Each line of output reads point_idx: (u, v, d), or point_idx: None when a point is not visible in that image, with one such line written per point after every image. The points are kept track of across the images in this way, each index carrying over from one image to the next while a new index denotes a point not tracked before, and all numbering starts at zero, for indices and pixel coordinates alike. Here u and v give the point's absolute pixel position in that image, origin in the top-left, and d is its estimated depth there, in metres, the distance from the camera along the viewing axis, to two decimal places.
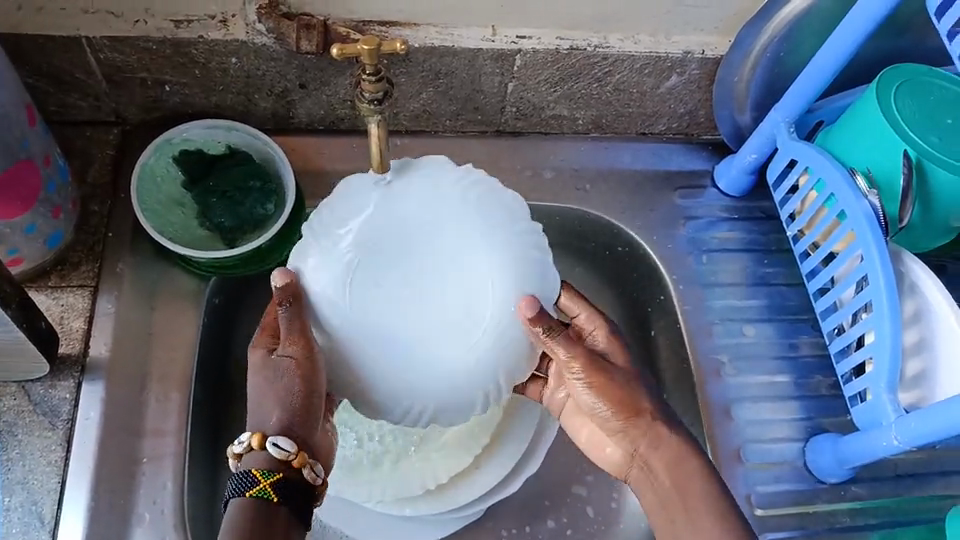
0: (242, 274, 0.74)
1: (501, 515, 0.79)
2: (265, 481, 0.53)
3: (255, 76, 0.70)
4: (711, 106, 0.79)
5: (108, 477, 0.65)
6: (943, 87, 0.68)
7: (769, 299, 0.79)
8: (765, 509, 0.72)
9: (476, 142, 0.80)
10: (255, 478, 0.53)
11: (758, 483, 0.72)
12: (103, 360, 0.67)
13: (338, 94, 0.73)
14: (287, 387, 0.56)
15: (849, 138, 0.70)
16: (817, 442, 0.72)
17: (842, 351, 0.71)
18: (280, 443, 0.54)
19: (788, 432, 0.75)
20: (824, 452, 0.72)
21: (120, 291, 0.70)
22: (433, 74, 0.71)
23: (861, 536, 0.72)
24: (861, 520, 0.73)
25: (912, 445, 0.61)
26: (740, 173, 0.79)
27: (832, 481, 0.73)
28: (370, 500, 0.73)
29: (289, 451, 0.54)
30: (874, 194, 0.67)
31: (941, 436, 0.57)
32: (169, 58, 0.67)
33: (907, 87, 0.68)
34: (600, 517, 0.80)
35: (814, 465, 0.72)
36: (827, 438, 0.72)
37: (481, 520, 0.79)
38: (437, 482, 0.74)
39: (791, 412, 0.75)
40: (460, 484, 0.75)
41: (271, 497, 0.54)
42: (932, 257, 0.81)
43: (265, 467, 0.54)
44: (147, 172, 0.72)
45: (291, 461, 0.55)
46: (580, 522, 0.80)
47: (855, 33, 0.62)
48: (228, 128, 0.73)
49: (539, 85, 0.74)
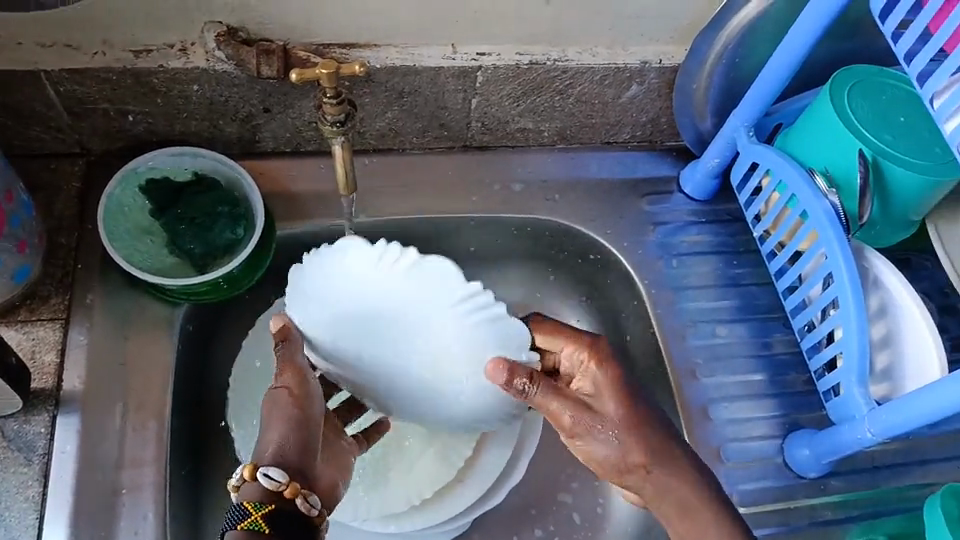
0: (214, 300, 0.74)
1: (488, 527, 0.79)
2: (256, 513, 0.51)
3: (218, 104, 0.70)
4: (672, 113, 0.81)
5: (88, 512, 0.64)
6: (894, 87, 0.70)
7: (740, 300, 0.81)
8: (748, 507, 0.73)
9: (444, 159, 0.80)
10: (247, 510, 0.51)
11: (740, 482, 0.73)
12: (77, 393, 0.66)
13: (303, 117, 0.73)
14: (282, 416, 0.57)
15: (806, 138, 0.71)
16: (794, 439, 0.74)
17: (814, 348, 0.72)
18: (272, 473, 0.53)
19: (765, 430, 0.76)
20: (801, 447, 0.73)
21: (91, 323, 0.69)
22: (397, 93, 0.72)
23: (842, 529, 0.73)
24: (842, 513, 0.74)
25: (885, 436, 0.62)
26: (705, 177, 0.81)
27: (811, 476, 0.74)
28: (356, 519, 0.73)
29: (280, 481, 0.52)
30: (833, 193, 0.69)
31: (912, 426, 0.58)
32: (130, 88, 0.67)
33: (859, 88, 0.70)
34: (587, 524, 0.80)
35: (793, 461, 0.74)
36: (805, 434, 0.73)
37: (467, 533, 0.79)
38: (421, 498, 0.74)
39: (768, 410, 0.76)
40: (446, 497, 0.74)
41: (261, 529, 0.51)
42: (895, 251, 0.84)
43: (256, 499, 0.52)
44: (114, 203, 0.71)
45: (282, 492, 0.53)
46: (566, 529, 0.80)
47: (806, 37, 0.64)
48: (193, 154, 0.72)
49: (502, 100, 0.75)
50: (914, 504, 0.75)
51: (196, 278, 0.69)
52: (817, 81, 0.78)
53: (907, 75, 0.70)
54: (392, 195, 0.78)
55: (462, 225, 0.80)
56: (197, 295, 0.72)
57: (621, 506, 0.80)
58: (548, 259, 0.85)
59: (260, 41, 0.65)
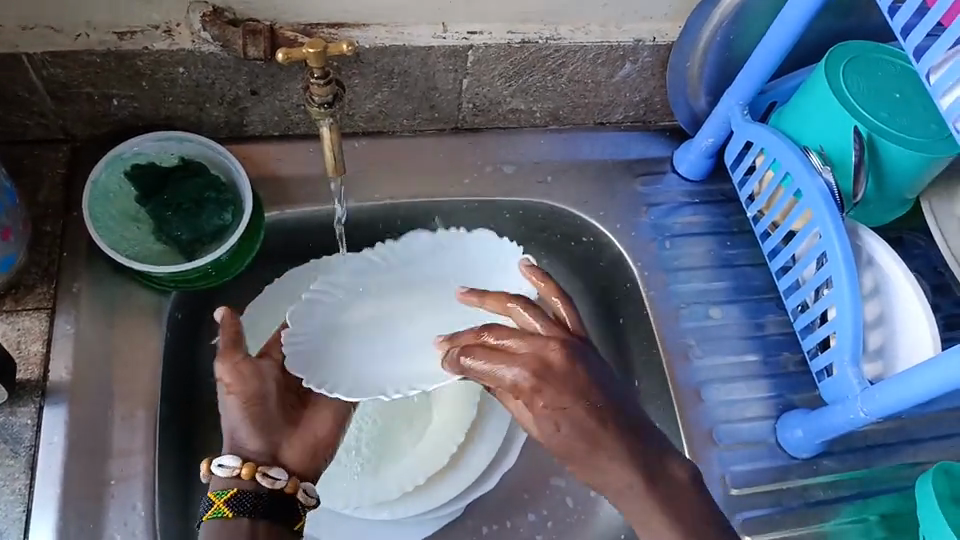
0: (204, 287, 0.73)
1: (482, 512, 0.79)
2: (218, 500, 0.57)
3: (205, 86, 0.68)
4: (666, 93, 0.80)
5: (76, 502, 0.63)
6: (889, 63, 0.70)
7: (734, 280, 0.80)
8: (741, 488, 0.73)
9: (435, 141, 0.80)
10: (209, 500, 0.57)
11: (733, 463, 0.74)
12: (64, 383, 0.65)
13: (292, 99, 0.72)
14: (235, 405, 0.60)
15: (800, 116, 0.71)
16: (788, 419, 0.74)
17: (807, 328, 0.72)
18: (224, 462, 0.58)
19: (759, 410, 0.76)
20: (795, 428, 0.73)
21: (77, 311, 0.68)
22: (387, 74, 0.71)
23: (834, 508, 0.73)
24: (835, 493, 0.74)
25: (878, 415, 0.62)
26: (699, 156, 0.80)
27: (805, 456, 0.74)
28: (348, 506, 0.72)
29: (234, 466, 0.58)
30: (828, 171, 0.69)
31: (906, 405, 0.58)
32: (115, 71, 0.66)
33: (854, 65, 0.69)
34: (580, 507, 0.80)
35: (786, 441, 0.74)
36: (798, 414, 0.73)
37: (461, 518, 0.78)
38: (415, 483, 0.73)
39: (763, 390, 0.76)
40: (439, 483, 0.74)
41: (224, 514, 0.57)
42: (889, 231, 0.83)
43: (220, 488, 0.58)
44: (99, 190, 0.70)
45: (240, 474, 0.58)
46: (560, 512, 0.80)
47: (802, 13, 0.63)
48: (180, 139, 0.71)
49: (494, 80, 0.74)
50: (904, 483, 0.75)
51: (184, 264, 0.68)
52: (811, 59, 0.78)
53: (902, 51, 0.70)
54: (383, 179, 0.78)
55: (454, 208, 0.79)
56: (187, 282, 0.71)
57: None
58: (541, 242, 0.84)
59: (247, 21, 0.64)
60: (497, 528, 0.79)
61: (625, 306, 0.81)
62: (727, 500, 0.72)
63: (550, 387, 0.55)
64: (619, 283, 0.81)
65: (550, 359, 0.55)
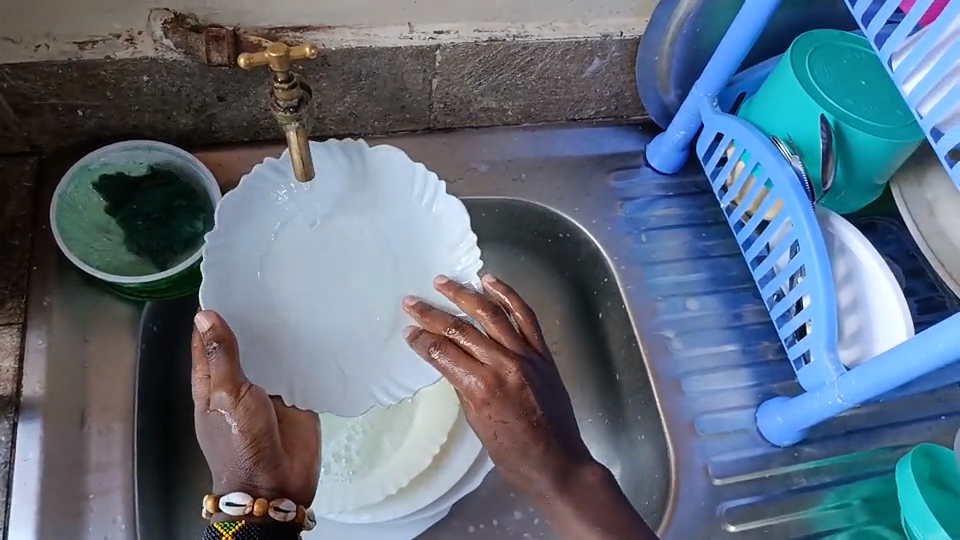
0: (178, 297, 0.72)
1: (467, 512, 0.79)
2: (226, 533, 0.53)
3: (170, 94, 0.68)
4: (636, 87, 0.80)
5: (54, 519, 0.63)
6: (853, 51, 0.70)
7: (711, 272, 0.81)
8: (723, 478, 0.73)
9: (407, 143, 0.79)
10: (217, 532, 0.53)
11: (714, 453, 0.74)
12: (37, 399, 0.65)
13: (260, 105, 0.71)
14: (232, 443, 0.56)
15: (768, 106, 0.71)
16: (767, 408, 0.74)
17: (784, 316, 0.72)
18: (234, 499, 0.54)
19: (739, 399, 0.76)
20: (775, 415, 0.73)
21: (49, 326, 0.68)
22: (355, 76, 0.70)
23: (816, 495, 0.74)
24: (816, 480, 0.74)
25: (856, 400, 0.62)
26: (672, 150, 0.80)
27: (786, 444, 0.74)
28: (334, 510, 0.71)
29: (245, 504, 0.54)
30: (797, 159, 0.69)
31: (881, 389, 0.59)
32: (78, 82, 0.65)
33: (819, 54, 0.70)
34: None
35: (766, 430, 0.74)
36: (777, 402, 0.73)
37: (447, 519, 0.78)
38: (398, 486, 0.73)
39: (741, 380, 0.77)
40: (421, 487, 0.74)
41: None
42: (861, 217, 0.84)
43: (226, 520, 0.54)
44: (67, 201, 0.69)
45: (251, 511, 0.54)
46: None
47: (765, 5, 0.63)
48: (148, 147, 0.71)
49: (463, 79, 0.74)
50: (885, 466, 0.76)
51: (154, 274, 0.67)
52: (778, 49, 0.78)
53: (866, 38, 0.71)
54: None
55: None
56: (160, 293, 0.70)
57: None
58: (517, 239, 0.84)
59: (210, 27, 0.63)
60: (482, 527, 0.79)
61: (603, 301, 0.81)
62: (709, 490, 0.73)
63: (497, 403, 0.56)
64: (596, 278, 0.81)
65: (507, 379, 0.57)
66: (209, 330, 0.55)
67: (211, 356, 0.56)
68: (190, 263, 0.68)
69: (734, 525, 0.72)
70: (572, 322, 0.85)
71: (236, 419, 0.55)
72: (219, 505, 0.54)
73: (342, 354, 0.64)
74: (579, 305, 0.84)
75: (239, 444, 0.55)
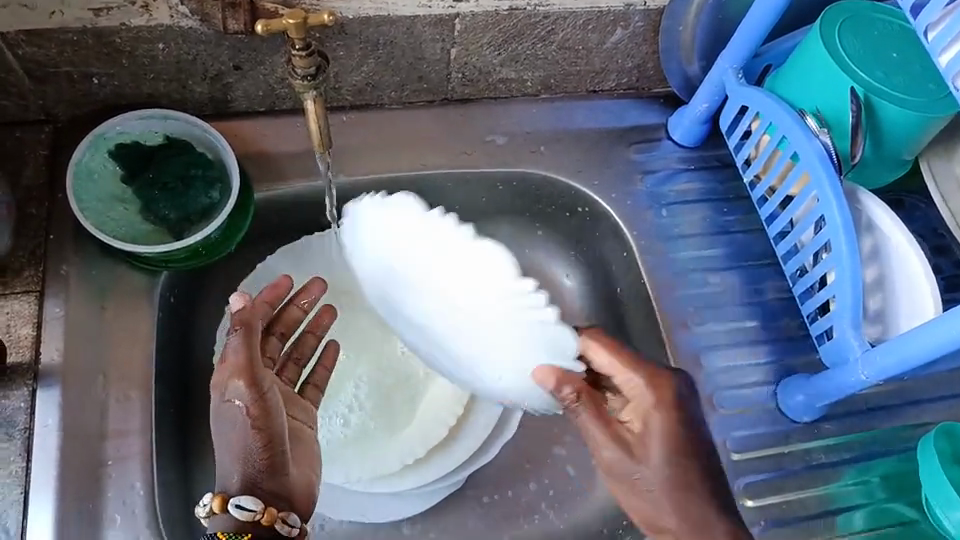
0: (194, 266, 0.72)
1: (483, 483, 0.79)
2: None
3: (186, 62, 0.67)
4: (658, 58, 0.78)
5: (74, 485, 0.64)
6: (887, 22, 0.68)
7: (731, 247, 0.80)
8: (741, 453, 0.73)
9: (425, 114, 0.78)
10: None
11: (732, 429, 0.74)
12: (56, 366, 0.65)
13: (276, 74, 0.70)
14: (243, 439, 0.58)
15: (793, 79, 0.70)
16: (787, 385, 0.73)
17: (807, 291, 0.72)
18: (244, 504, 0.55)
19: (758, 376, 0.76)
20: (795, 394, 0.73)
21: (67, 293, 0.68)
22: (372, 44, 0.69)
23: (836, 471, 0.74)
24: (835, 457, 0.74)
25: (880, 377, 0.62)
26: (694, 123, 0.79)
27: (805, 421, 0.74)
28: (348, 480, 0.72)
29: (254, 510, 0.55)
30: (825, 133, 0.68)
31: (908, 366, 0.58)
32: (93, 49, 0.64)
33: (850, 24, 0.68)
34: (581, 476, 0.80)
35: (786, 406, 0.74)
36: (797, 379, 0.73)
37: (462, 489, 0.79)
38: (414, 457, 0.73)
39: (759, 356, 0.76)
40: (437, 457, 0.75)
41: None
42: (887, 193, 0.83)
43: (232, 530, 0.54)
44: (83, 169, 0.69)
45: (259, 520, 0.55)
46: (560, 482, 0.80)
47: None
48: (164, 117, 0.70)
49: (482, 48, 0.73)
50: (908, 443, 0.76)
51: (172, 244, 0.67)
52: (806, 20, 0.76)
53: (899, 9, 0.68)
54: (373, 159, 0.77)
55: (444, 184, 0.79)
56: (178, 261, 0.70)
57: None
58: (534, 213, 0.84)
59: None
60: (497, 497, 0.79)
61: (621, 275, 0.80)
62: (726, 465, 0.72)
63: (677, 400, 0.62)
64: (615, 252, 0.81)
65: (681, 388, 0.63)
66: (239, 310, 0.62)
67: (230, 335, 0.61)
68: (206, 233, 0.68)
69: (752, 500, 0.72)
70: (590, 296, 0.85)
71: (249, 405, 0.59)
72: (225, 507, 0.55)
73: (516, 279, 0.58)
74: (595, 279, 0.84)
75: (252, 436, 0.58)
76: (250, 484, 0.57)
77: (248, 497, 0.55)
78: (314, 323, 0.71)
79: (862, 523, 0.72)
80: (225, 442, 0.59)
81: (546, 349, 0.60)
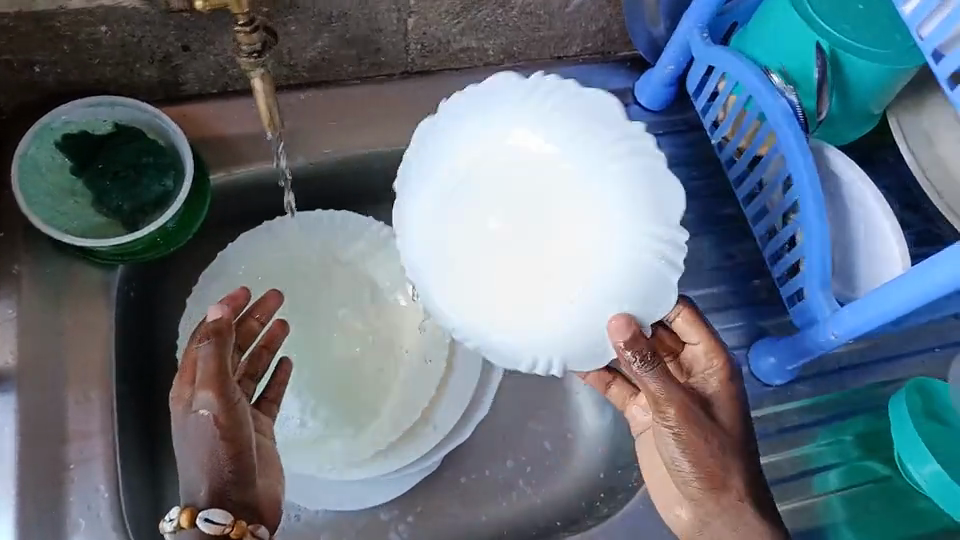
0: (151, 257, 0.70)
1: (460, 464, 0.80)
2: None
3: (126, 45, 0.64)
4: (621, 19, 0.77)
5: (36, 490, 0.62)
6: None
7: (699, 211, 0.80)
8: None
9: (386, 89, 0.76)
10: None
11: None
12: (11, 369, 0.64)
13: (224, 54, 0.68)
14: (210, 446, 0.57)
15: (759, 37, 0.69)
16: (757, 349, 0.73)
17: (776, 253, 0.71)
18: (213, 517, 0.54)
19: (732, 340, 0.75)
20: (767, 357, 0.73)
21: (20, 294, 0.66)
22: (326, 18, 0.68)
23: (809, 433, 0.74)
24: (807, 418, 0.74)
25: (850, 337, 0.61)
26: (660, 85, 0.78)
27: (778, 383, 0.74)
28: (320, 471, 0.71)
29: (224, 524, 0.54)
30: (790, 89, 0.67)
31: (878, 322, 0.58)
32: (31, 36, 0.61)
33: None
34: (557, 451, 0.81)
35: (759, 371, 0.74)
36: (768, 340, 0.73)
37: (439, 470, 0.79)
38: (386, 441, 0.72)
39: (730, 320, 0.76)
40: (411, 441, 0.73)
41: None
42: (856, 150, 0.82)
43: None
44: (29, 163, 0.66)
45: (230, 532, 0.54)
46: (538, 458, 0.81)
47: None
48: (110, 103, 0.67)
49: (441, 17, 0.71)
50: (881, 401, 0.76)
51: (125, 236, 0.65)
52: None
53: None
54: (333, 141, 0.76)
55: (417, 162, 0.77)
56: (134, 253, 0.68)
57: (589, 429, 0.82)
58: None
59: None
60: (475, 477, 0.80)
61: None
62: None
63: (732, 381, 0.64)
64: None
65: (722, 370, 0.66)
66: (214, 321, 0.59)
67: (203, 345, 0.58)
68: (161, 223, 0.66)
69: None
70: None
71: (218, 415, 0.57)
72: (193, 520, 0.54)
73: (661, 231, 0.54)
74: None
75: (220, 446, 0.57)
76: (217, 493, 0.56)
77: (217, 509, 0.55)
78: (267, 339, 0.68)
79: (837, 482, 0.73)
80: (192, 453, 0.57)
81: (623, 291, 0.55)
